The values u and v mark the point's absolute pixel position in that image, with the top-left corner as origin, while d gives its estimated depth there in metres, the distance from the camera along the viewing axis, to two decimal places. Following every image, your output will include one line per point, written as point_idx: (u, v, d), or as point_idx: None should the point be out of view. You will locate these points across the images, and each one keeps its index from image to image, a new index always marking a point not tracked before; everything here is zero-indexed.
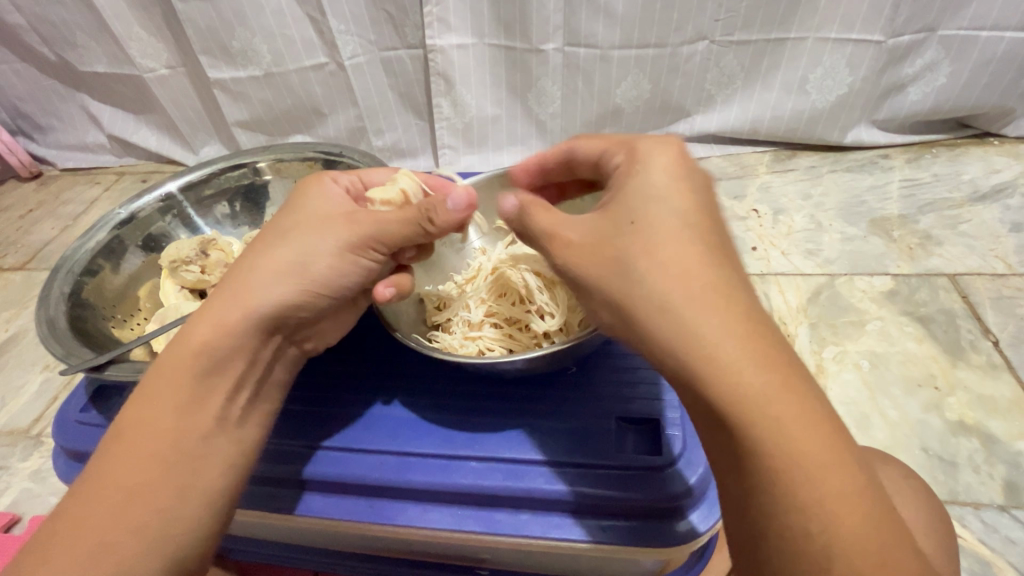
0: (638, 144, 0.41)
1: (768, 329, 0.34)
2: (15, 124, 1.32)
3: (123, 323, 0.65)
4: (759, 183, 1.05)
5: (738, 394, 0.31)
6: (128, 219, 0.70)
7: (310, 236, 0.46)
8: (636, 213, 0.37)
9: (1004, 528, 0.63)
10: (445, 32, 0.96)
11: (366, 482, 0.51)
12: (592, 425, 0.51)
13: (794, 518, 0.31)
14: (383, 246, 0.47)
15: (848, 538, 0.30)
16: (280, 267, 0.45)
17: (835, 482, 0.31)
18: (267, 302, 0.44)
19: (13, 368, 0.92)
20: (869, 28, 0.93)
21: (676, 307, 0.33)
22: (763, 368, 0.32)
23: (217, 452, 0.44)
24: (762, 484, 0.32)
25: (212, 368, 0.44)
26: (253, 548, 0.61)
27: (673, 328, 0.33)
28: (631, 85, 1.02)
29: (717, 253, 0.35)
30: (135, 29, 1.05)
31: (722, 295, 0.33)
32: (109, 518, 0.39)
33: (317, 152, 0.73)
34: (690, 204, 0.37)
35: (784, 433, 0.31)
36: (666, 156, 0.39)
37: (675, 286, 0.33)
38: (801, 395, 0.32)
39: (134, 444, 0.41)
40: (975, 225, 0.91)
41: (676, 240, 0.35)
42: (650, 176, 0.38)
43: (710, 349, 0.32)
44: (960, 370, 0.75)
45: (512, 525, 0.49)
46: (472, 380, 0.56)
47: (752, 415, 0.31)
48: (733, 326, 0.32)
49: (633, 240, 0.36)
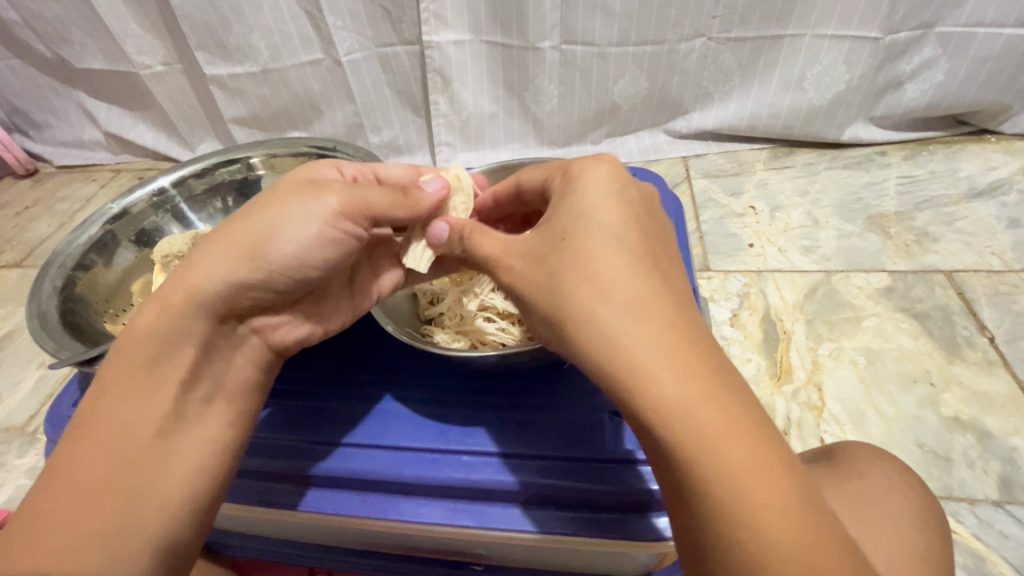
0: (573, 164, 0.43)
1: (699, 340, 0.34)
2: (11, 122, 1.32)
3: (116, 319, 0.64)
4: (756, 180, 1.05)
5: (667, 405, 0.32)
6: (121, 214, 0.70)
7: (269, 210, 0.45)
8: (565, 231, 0.39)
9: (998, 524, 0.63)
10: (441, 28, 0.95)
11: (358, 477, 0.51)
12: (583, 419, 0.51)
13: (722, 524, 0.31)
14: (360, 216, 0.46)
15: (775, 545, 0.30)
16: (228, 245, 0.44)
17: (764, 489, 0.31)
18: (211, 282, 0.44)
19: (8, 364, 0.92)
20: (867, 25, 0.93)
21: (602, 319, 0.35)
22: (689, 377, 0.32)
23: (174, 447, 0.44)
24: (693, 491, 0.32)
25: (157, 357, 0.43)
26: (246, 543, 0.61)
27: (598, 336, 0.35)
28: (628, 82, 1.02)
29: (647, 266, 0.36)
30: (131, 26, 1.05)
31: (649, 305, 0.34)
32: (63, 514, 0.38)
33: (310, 146, 0.73)
34: (618, 218, 0.38)
35: (709, 437, 0.31)
36: (598, 174, 0.41)
37: (602, 300, 0.35)
38: (728, 399, 0.32)
39: (90, 438, 0.41)
40: (972, 222, 0.91)
41: (606, 254, 0.36)
42: (585, 195, 0.40)
43: (635, 357, 0.33)
44: (956, 366, 0.75)
45: (502, 519, 0.49)
46: (465, 374, 0.56)
47: (680, 424, 0.32)
48: (656, 337, 0.33)
49: (563, 255, 0.37)
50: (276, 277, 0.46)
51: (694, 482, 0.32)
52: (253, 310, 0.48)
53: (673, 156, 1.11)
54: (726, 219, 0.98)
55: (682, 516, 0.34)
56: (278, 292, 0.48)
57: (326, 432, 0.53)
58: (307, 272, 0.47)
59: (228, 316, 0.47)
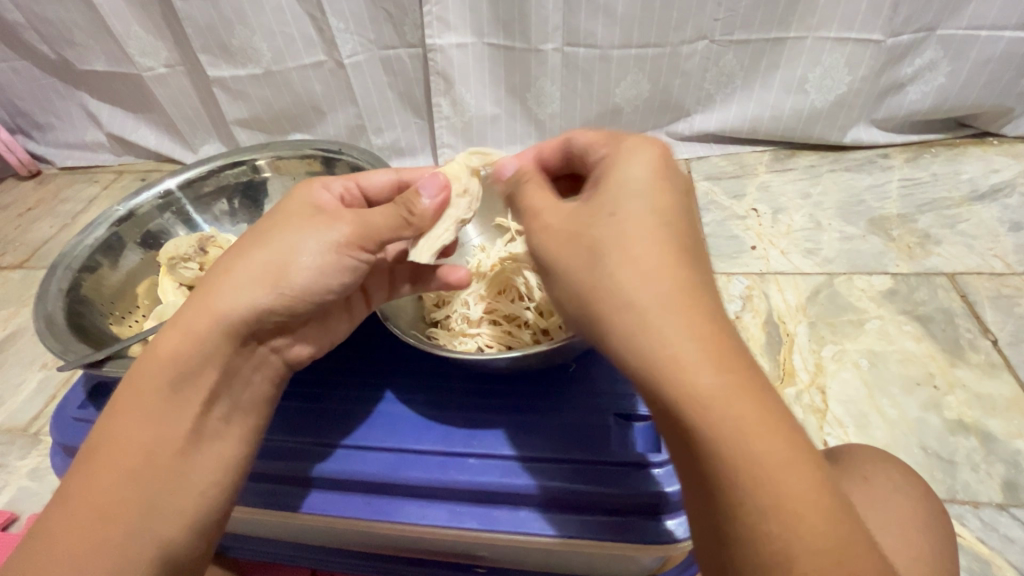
0: (623, 142, 0.43)
1: (732, 333, 0.34)
2: (14, 123, 1.32)
3: (122, 320, 0.65)
4: (758, 183, 1.05)
5: (703, 398, 0.32)
6: (127, 216, 0.70)
7: (287, 236, 0.45)
8: (612, 207, 0.37)
9: (1002, 527, 0.63)
10: (443, 30, 0.95)
11: (364, 479, 0.51)
12: (590, 422, 0.51)
13: (750, 518, 0.32)
14: (369, 243, 0.46)
15: (807, 539, 0.31)
16: (250, 272, 0.44)
17: (796, 485, 0.32)
18: (239, 307, 0.44)
19: (11, 366, 0.92)
20: (869, 28, 0.93)
21: (643, 304, 0.34)
22: (726, 370, 0.32)
23: (193, 467, 0.44)
24: (723, 485, 0.32)
25: (181, 378, 0.44)
26: (251, 546, 0.61)
27: (635, 322, 0.34)
28: (630, 84, 1.03)
29: (688, 255, 0.36)
30: (134, 28, 1.05)
31: (688, 295, 0.34)
32: (84, 539, 0.39)
33: (316, 149, 0.73)
34: (666, 203, 0.37)
35: (744, 435, 0.31)
36: (648, 156, 0.40)
37: (646, 284, 0.34)
38: (763, 396, 0.33)
39: (109, 458, 0.42)
40: (974, 224, 0.91)
41: (650, 236, 0.35)
42: (631, 175, 0.39)
43: (673, 346, 0.32)
44: (959, 368, 0.75)
45: (510, 522, 0.49)
46: (471, 377, 0.56)
47: (713, 417, 0.32)
48: (698, 327, 0.33)
49: (608, 231, 0.36)
50: (294, 303, 0.46)
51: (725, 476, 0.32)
52: (274, 330, 0.48)
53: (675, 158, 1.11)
54: (728, 221, 0.98)
55: (706, 508, 0.34)
56: (296, 315, 0.47)
57: (331, 434, 0.53)
58: (324, 298, 0.47)
59: (252, 337, 0.47)
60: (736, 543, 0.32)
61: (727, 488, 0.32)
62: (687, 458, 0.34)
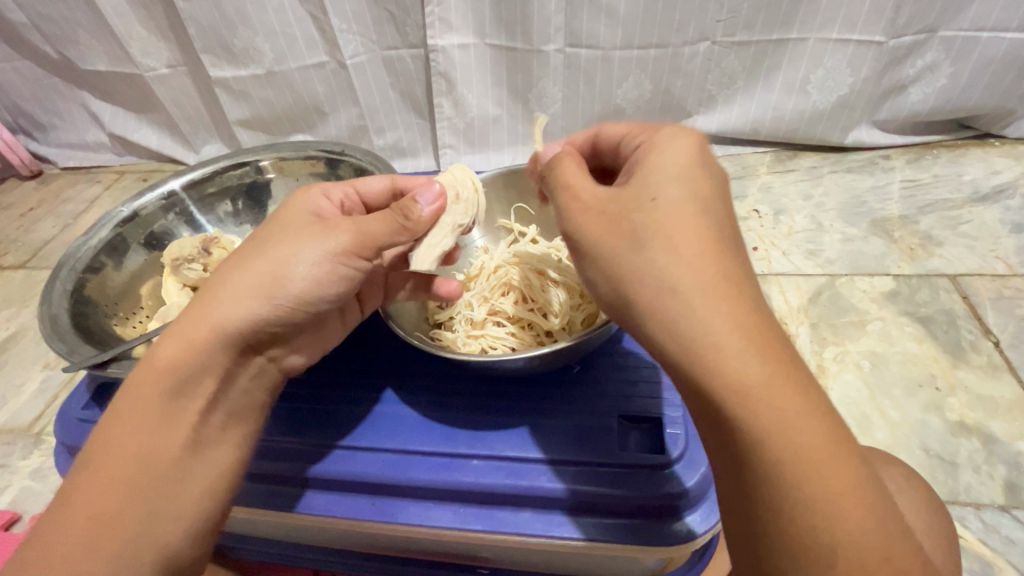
0: (661, 130, 0.42)
1: (774, 325, 0.34)
2: (15, 123, 1.32)
3: (125, 321, 0.65)
4: (760, 184, 1.05)
5: (748, 388, 0.32)
6: (131, 217, 0.70)
7: (284, 246, 0.45)
8: (653, 191, 0.37)
9: (1004, 529, 0.63)
10: (446, 31, 0.95)
11: (366, 480, 0.51)
12: (593, 423, 0.51)
13: (796, 512, 0.32)
14: (366, 250, 0.46)
15: (851, 534, 0.31)
16: (246, 283, 0.44)
17: (840, 479, 0.32)
18: (238, 318, 0.44)
19: (13, 366, 0.92)
20: (871, 29, 0.93)
21: (687, 292, 0.33)
22: (769, 360, 0.32)
23: (190, 474, 0.44)
24: (767, 478, 0.32)
25: (180, 388, 0.43)
26: (253, 546, 0.61)
27: (680, 310, 0.33)
28: (632, 85, 1.03)
29: (728, 245, 0.35)
30: (136, 29, 1.05)
31: (733, 284, 0.34)
32: (80, 544, 0.40)
33: (318, 150, 0.73)
34: (708, 190, 0.37)
35: (788, 426, 0.32)
36: (687, 142, 0.39)
37: (689, 271, 0.34)
38: (805, 389, 0.33)
39: (105, 465, 0.42)
40: (976, 226, 0.92)
41: (693, 223, 0.35)
42: (670, 160, 0.38)
43: (718, 337, 0.32)
44: (961, 370, 0.75)
45: (513, 523, 0.49)
46: (474, 378, 0.56)
47: (757, 409, 0.32)
48: (740, 317, 0.33)
49: (651, 216, 0.36)
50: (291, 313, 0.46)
51: (767, 469, 0.32)
52: (273, 339, 0.48)
53: None
54: None
55: (747, 503, 0.34)
56: (294, 323, 0.47)
57: (330, 435, 0.53)
58: (320, 306, 0.47)
59: (250, 347, 0.47)
60: (775, 536, 0.33)
61: (767, 481, 0.32)
62: (730, 452, 0.34)
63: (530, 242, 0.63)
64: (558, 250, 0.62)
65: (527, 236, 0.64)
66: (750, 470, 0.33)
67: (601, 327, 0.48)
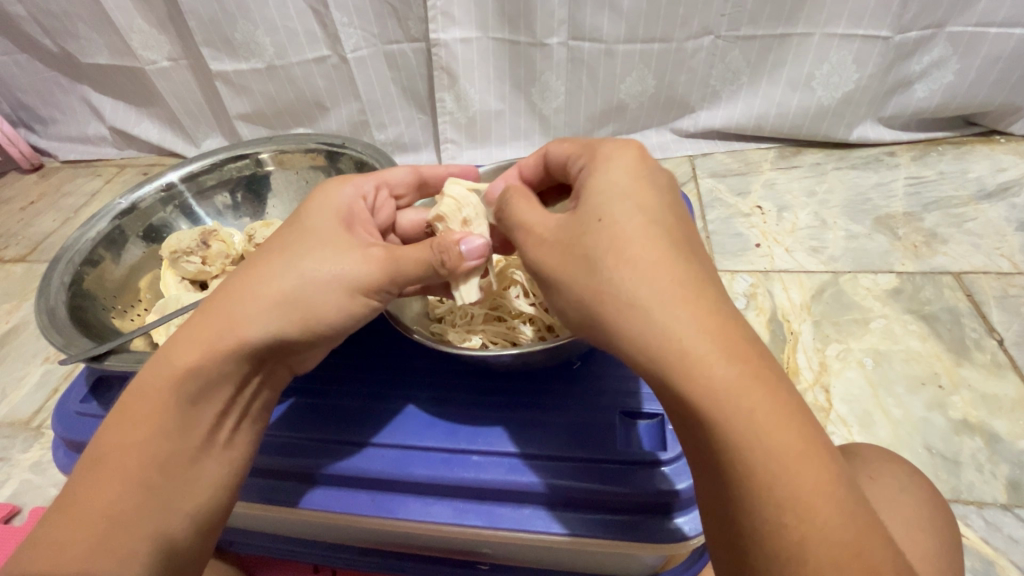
0: (600, 147, 0.43)
1: (735, 325, 0.34)
2: (16, 116, 1.32)
3: (123, 315, 0.65)
4: (763, 180, 1.04)
5: (715, 393, 0.32)
6: (129, 209, 0.69)
7: (318, 265, 0.45)
8: (601, 210, 0.38)
9: (1006, 528, 0.62)
10: (448, 24, 0.95)
11: (365, 475, 0.51)
12: (594, 419, 0.51)
13: (767, 514, 0.31)
14: (394, 286, 0.46)
15: (823, 533, 0.30)
16: (267, 296, 0.44)
17: (810, 478, 0.31)
18: (258, 333, 0.44)
19: (13, 359, 0.92)
20: (876, 24, 0.93)
21: (646, 304, 0.34)
22: (735, 362, 0.32)
23: (203, 473, 0.44)
24: (738, 481, 0.32)
25: (198, 395, 0.44)
26: (253, 540, 0.61)
27: (641, 322, 0.34)
28: (635, 80, 1.02)
29: (683, 250, 0.36)
30: (137, 22, 1.05)
31: (690, 289, 0.34)
32: (90, 546, 0.39)
33: (318, 143, 0.73)
34: (653, 201, 0.38)
35: (756, 428, 0.31)
36: (627, 156, 0.41)
37: (646, 284, 0.34)
38: (774, 387, 0.32)
39: (116, 464, 0.41)
40: (981, 224, 0.91)
41: (643, 237, 0.36)
42: (612, 177, 0.39)
43: (680, 342, 0.33)
44: (964, 368, 0.74)
45: (513, 519, 0.48)
46: (475, 373, 0.55)
47: (721, 409, 0.32)
48: (702, 324, 0.33)
49: (599, 238, 0.36)
50: (315, 335, 0.46)
51: (736, 473, 0.32)
52: (289, 354, 0.47)
53: (680, 156, 1.11)
54: (733, 219, 0.98)
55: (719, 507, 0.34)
56: (314, 344, 0.47)
57: (333, 431, 0.53)
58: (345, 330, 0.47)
59: (267, 360, 0.46)
60: (747, 537, 0.32)
61: (741, 484, 0.32)
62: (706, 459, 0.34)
63: None
64: None
65: None
66: (725, 472, 0.33)
67: None
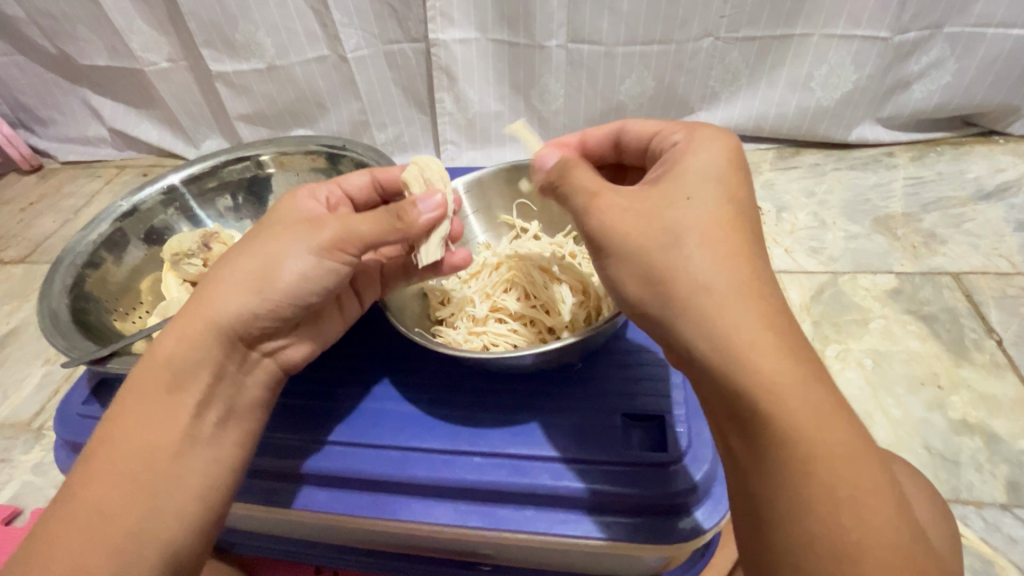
0: (699, 128, 0.43)
1: (796, 328, 0.35)
2: (16, 118, 1.32)
3: (125, 316, 0.65)
4: (762, 181, 1.04)
5: (775, 386, 0.32)
6: (131, 211, 0.70)
7: (274, 244, 0.46)
8: (688, 191, 0.38)
9: (1005, 528, 0.63)
10: (447, 26, 0.95)
11: (369, 477, 0.51)
12: (597, 421, 0.51)
13: (821, 513, 0.31)
14: (350, 247, 0.46)
15: (880, 533, 0.30)
16: (239, 279, 0.46)
17: (866, 480, 0.32)
18: (226, 310, 0.45)
19: (14, 360, 0.92)
20: (876, 25, 0.93)
21: (718, 289, 0.34)
22: (799, 359, 0.33)
23: (188, 469, 0.44)
24: (786, 480, 0.32)
25: (175, 382, 0.45)
26: (255, 541, 0.61)
27: (714, 307, 0.34)
28: (634, 81, 1.02)
29: (757, 247, 0.37)
30: (137, 22, 1.05)
31: (761, 283, 0.35)
32: (79, 541, 0.39)
33: (320, 145, 0.73)
34: (738, 193, 0.38)
35: (808, 427, 0.32)
36: (723, 144, 0.41)
37: (721, 270, 0.35)
38: (830, 389, 0.34)
39: (107, 458, 0.42)
40: (979, 224, 0.91)
41: (725, 226, 0.36)
42: (703, 162, 0.40)
43: (752, 336, 0.33)
44: (963, 369, 0.74)
45: (515, 520, 0.49)
46: (476, 374, 0.56)
47: (790, 403, 0.32)
48: (767, 319, 0.34)
49: (680, 220, 0.37)
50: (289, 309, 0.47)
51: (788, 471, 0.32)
52: (264, 334, 0.48)
53: None
54: None
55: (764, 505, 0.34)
56: (290, 318, 0.48)
57: (333, 433, 0.53)
58: (310, 301, 0.48)
59: (243, 341, 0.47)
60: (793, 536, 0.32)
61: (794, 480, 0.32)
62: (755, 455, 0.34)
63: (533, 239, 0.63)
64: (560, 246, 0.62)
65: (529, 232, 0.64)
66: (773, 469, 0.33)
67: (602, 326, 0.47)
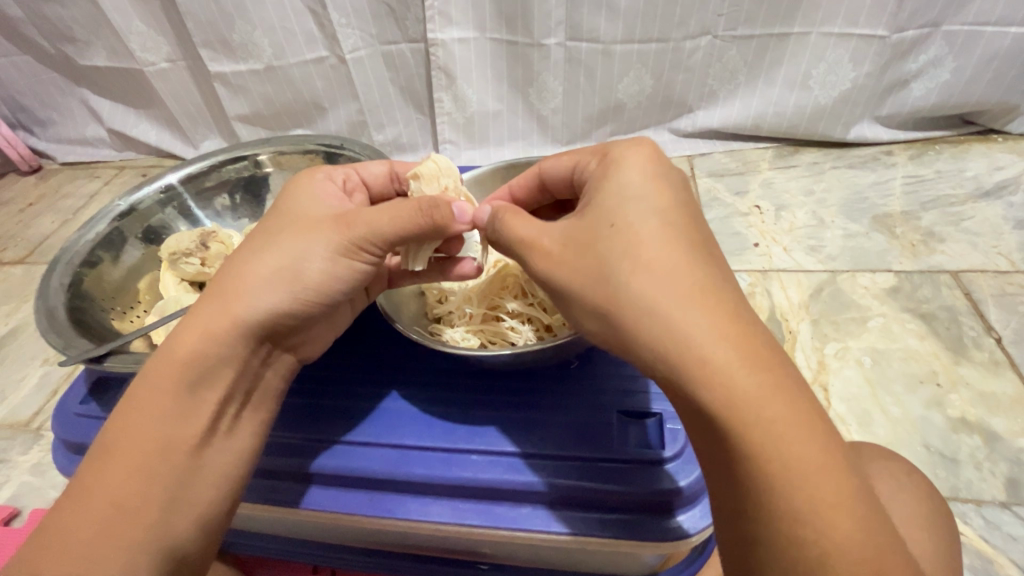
0: (610, 149, 0.43)
1: (755, 334, 0.34)
2: (15, 119, 1.32)
3: (123, 315, 0.65)
4: (761, 180, 1.04)
5: (737, 399, 0.32)
6: (128, 211, 0.70)
7: (298, 240, 0.45)
8: (613, 217, 0.38)
9: (1005, 525, 0.63)
10: (446, 25, 0.95)
11: (367, 474, 0.51)
12: (594, 418, 0.51)
13: (787, 525, 0.31)
14: (375, 246, 0.45)
15: (841, 544, 0.31)
16: (262, 276, 0.45)
17: (827, 490, 0.31)
18: (257, 309, 0.44)
19: (13, 361, 0.92)
20: (873, 23, 0.93)
21: (664, 308, 0.34)
22: (754, 370, 0.32)
23: (207, 462, 0.44)
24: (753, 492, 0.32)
25: (198, 381, 0.44)
26: (254, 541, 0.61)
27: (658, 326, 0.34)
28: (632, 80, 1.02)
29: (699, 254, 0.36)
30: (135, 23, 1.05)
31: (707, 293, 0.34)
32: (94, 534, 0.40)
33: (317, 144, 0.73)
34: (666, 204, 0.38)
35: (779, 439, 0.32)
36: (639, 156, 0.41)
37: (660, 289, 0.34)
38: (794, 396, 0.33)
39: (124, 451, 0.42)
40: (978, 222, 0.91)
41: (660, 242, 0.36)
42: (626, 179, 0.39)
43: (703, 349, 0.33)
44: (962, 367, 0.74)
45: (513, 519, 0.48)
46: (474, 372, 0.56)
47: (750, 417, 0.32)
48: (720, 330, 0.33)
49: (614, 243, 0.36)
50: (308, 310, 0.46)
51: (757, 483, 0.32)
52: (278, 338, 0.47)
53: (677, 155, 1.11)
54: (731, 218, 0.98)
55: (737, 517, 0.34)
56: (313, 318, 0.48)
57: (332, 430, 0.53)
58: (333, 301, 0.47)
59: (263, 343, 0.47)
60: (766, 552, 0.32)
61: (763, 499, 0.32)
62: (726, 468, 0.33)
63: None
64: None
65: None
66: (742, 482, 0.33)
67: None
